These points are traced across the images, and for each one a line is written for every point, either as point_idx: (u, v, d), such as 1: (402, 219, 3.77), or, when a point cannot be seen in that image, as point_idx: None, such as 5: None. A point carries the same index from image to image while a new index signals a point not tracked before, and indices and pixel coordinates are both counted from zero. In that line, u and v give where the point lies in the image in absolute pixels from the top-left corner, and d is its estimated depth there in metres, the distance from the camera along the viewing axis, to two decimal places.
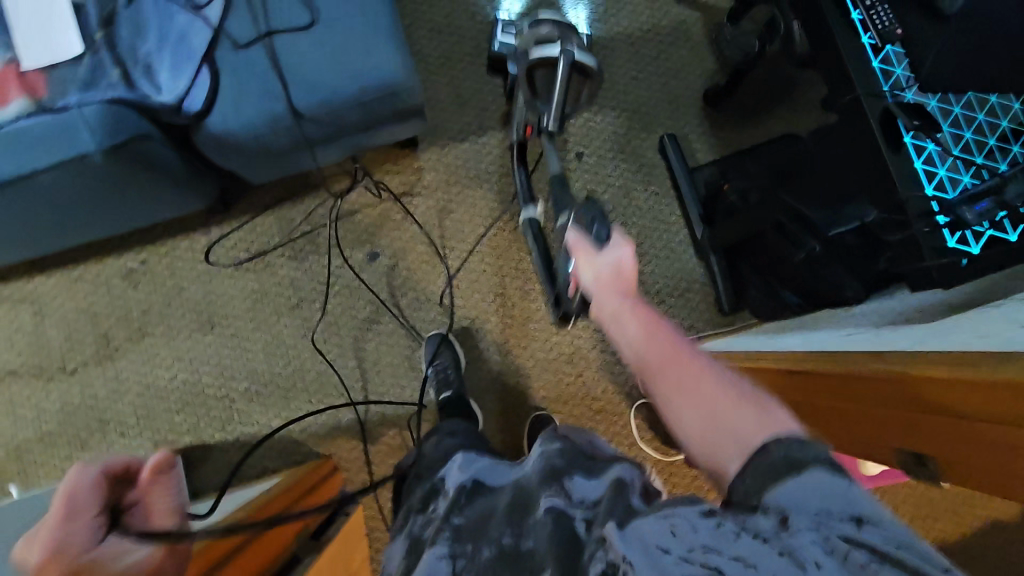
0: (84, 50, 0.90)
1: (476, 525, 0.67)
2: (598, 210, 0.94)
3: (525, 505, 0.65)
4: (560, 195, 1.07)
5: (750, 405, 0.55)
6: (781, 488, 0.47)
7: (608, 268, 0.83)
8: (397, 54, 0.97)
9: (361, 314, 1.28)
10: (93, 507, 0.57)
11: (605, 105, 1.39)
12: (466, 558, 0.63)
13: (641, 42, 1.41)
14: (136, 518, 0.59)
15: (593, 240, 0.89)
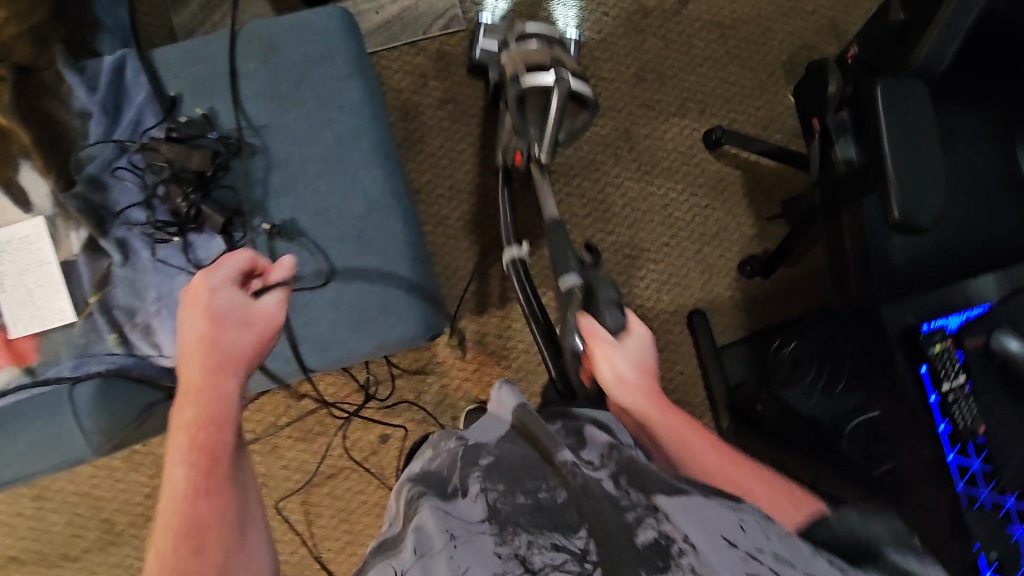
0: (77, 314, 0.83)
1: (505, 470, 0.69)
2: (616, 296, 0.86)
3: (539, 461, 0.69)
4: (558, 242, 0.93)
5: (779, 496, 0.66)
6: (676, 509, 0.58)
7: (635, 372, 0.79)
8: (417, 307, 0.88)
9: (370, 500, 1.23)
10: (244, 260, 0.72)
11: (634, 270, 1.30)
12: (497, 496, 0.65)
13: (675, 202, 1.31)
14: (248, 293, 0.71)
15: (609, 321, 0.83)
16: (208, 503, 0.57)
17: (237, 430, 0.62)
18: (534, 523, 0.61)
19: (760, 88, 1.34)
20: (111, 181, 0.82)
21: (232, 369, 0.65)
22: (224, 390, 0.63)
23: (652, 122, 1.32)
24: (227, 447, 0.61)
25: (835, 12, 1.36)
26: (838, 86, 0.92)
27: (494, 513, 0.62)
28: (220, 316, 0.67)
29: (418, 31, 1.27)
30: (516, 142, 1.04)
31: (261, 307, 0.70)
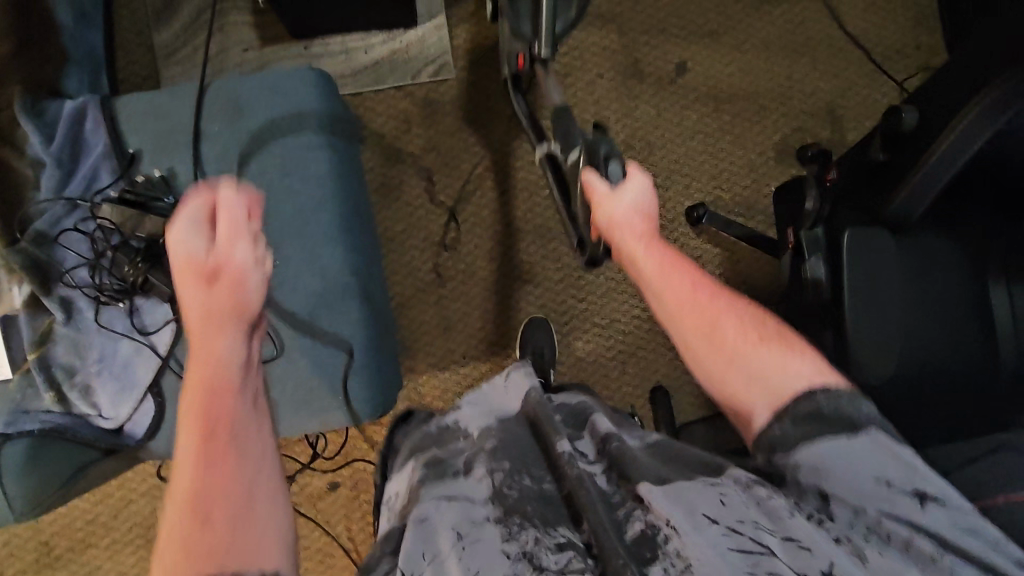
0: (15, 371, 0.80)
1: (512, 451, 0.71)
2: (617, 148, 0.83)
3: (540, 457, 0.71)
4: (569, 137, 0.97)
5: (783, 355, 0.67)
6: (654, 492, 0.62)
7: (632, 214, 0.81)
8: (366, 387, 0.86)
9: (312, 547, 1.23)
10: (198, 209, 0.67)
11: (601, 339, 1.29)
12: (505, 478, 0.68)
13: None
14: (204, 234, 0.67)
15: (607, 172, 0.80)
16: (203, 471, 0.55)
17: (234, 398, 0.61)
18: (541, 518, 0.64)
19: (748, 167, 1.32)
20: (58, 236, 0.80)
21: (225, 328, 0.63)
22: (211, 339, 0.62)
23: None
24: (228, 409, 0.59)
25: (833, 97, 1.34)
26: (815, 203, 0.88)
27: (497, 497, 0.66)
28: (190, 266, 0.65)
29: (406, 75, 1.24)
30: (514, 44, 1.07)
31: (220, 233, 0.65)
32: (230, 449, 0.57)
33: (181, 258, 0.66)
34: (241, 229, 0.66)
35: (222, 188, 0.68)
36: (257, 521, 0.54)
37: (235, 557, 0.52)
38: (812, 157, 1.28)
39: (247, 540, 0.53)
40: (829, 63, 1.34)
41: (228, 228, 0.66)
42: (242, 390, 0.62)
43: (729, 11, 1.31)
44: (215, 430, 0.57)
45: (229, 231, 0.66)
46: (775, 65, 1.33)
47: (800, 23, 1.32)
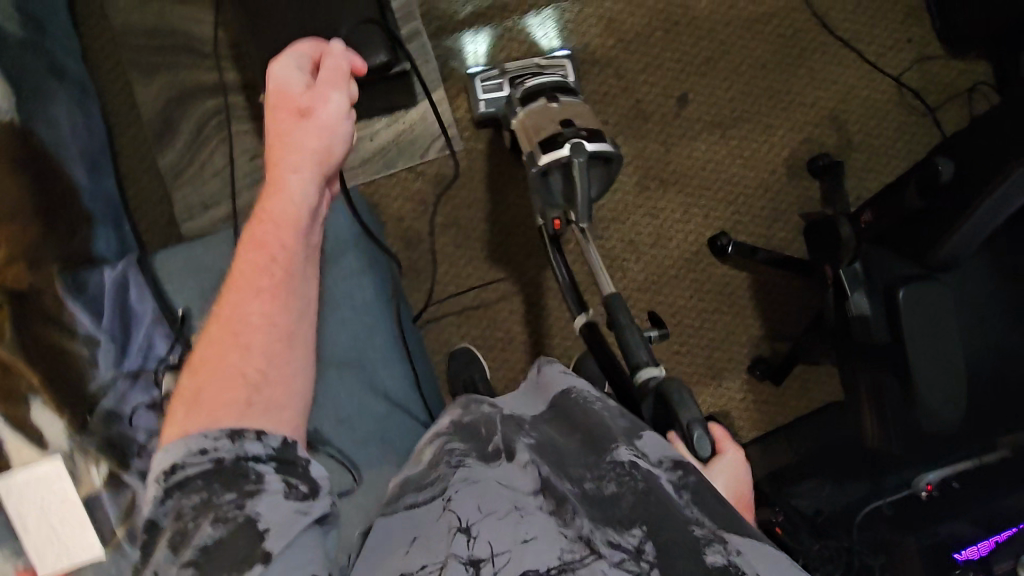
0: (105, 548, 0.78)
1: (551, 452, 0.70)
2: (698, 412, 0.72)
3: (595, 444, 0.68)
4: (625, 331, 0.78)
5: None
6: (741, 539, 0.60)
7: (731, 500, 0.73)
8: None
9: None
10: (296, 63, 0.72)
11: None
12: (553, 475, 0.66)
13: (683, 307, 1.31)
14: (298, 76, 0.71)
15: (698, 450, 0.71)
16: (259, 319, 0.65)
17: (297, 233, 0.70)
18: (602, 519, 0.62)
19: (763, 186, 1.33)
20: (129, 412, 0.80)
21: (302, 168, 0.70)
22: (293, 150, 0.70)
23: (657, 229, 1.31)
24: (280, 239, 0.69)
25: (835, 104, 1.35)
26: (853, 230, 0.91)
27: (547, 485, 0.65)
28: (288, 121, 0.70)
29: (416, 154, 1.23)
30: (545, 217, 0.92)
31: (318, 107, 0.70)
32: (286, 300, 0.67)
33: (277, 87, 0.71)
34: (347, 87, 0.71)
35: (335, 42, 0.73)
36: (284, 379, 0.64)
37: (260, 405, 0.61)
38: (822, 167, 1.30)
39: (279, 381, 0.64)
40: (825, 70, 1.35)
41: (330, 78, 0.71)
42: (303, 280, 0.70)
43: (720, 36, 1.32)
44: (271, 285, 0.67)
45: (330, 80, 0.71)
46: (774, 81, 1.33)
47: (790, 35, 1.34)
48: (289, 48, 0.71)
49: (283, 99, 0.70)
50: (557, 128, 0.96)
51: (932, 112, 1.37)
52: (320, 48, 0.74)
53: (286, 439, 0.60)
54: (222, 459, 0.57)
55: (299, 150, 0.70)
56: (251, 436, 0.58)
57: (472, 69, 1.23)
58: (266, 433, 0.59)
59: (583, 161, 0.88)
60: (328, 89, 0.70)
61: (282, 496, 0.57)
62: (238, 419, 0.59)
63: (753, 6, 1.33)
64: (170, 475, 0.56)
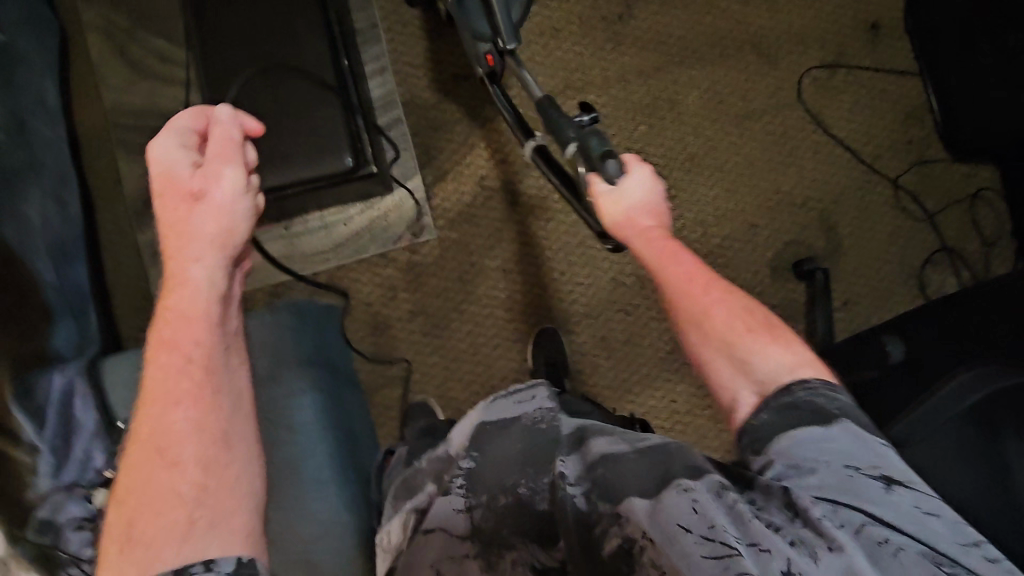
0: None
1: (490, 473, 0.68)
2: (610, 142, 0.75)
3: (537, 460, 0.68)
4: (548, 115, 0.82)
5: (775, 347, 0.67)
6: (627, 501, 0.58)
7: (640, 213, 0.78)
8: None
9: None
10: (180, 140, 0.66)
11: None
12: (481, 507, 0.66)
13: (652, 409, 1.27)
14: (187, 155, 0.66)
15: (607, 170, 0.73)
16: (185, 429, 0.54)
17: (214, 328, 0.61)
18: (517, 534, 0.64)
19: (744, 287, 1.28)
20: (60, 523, 0.81)
21: (204, 254, 0.62)
22: (190, 237, 0.63)
23: (630, 327, 1.27)
24: (193, 333, 0.59)
25: (826, 205, 1.30)
26: None
27: (476, 531, 0.65)
28: (182, 204, 0.64)
29: (388, 242, 1.23)
30: (481, 42, 0.92)
31: (207, 185, 0.64)
32: (214, 403, 0.56)
33: (163, 176, 0.65)
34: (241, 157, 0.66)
35: (219, 107, 0.68)
36: (229, 479, 0.54)
37: (204, 526, 0.50)
38: (809, 273, 1.24)
39: (223, 505, 0.52)
40: (816, 171, 1.30)
41: (218, 151, 0.65)
42: (231, 372, 0.60)
43: (707, 132, 1.29)
44: (192, 388, 0.57)
45: (219, 154, 0.65)
46: (761, 180, 1.29)
47: (782, 133, 1.30)
48: (170, 125, 0.66)
49: (173, 177, 0.65)
50: None
51: (930, 218, 1.31)
52: (203, 119, 0.69)
53: (242, 559, 0.49)
54: None
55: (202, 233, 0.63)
56: (198, 566, 0.48)
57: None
58: (216, 559, 0.49)
59: None
60: (220, 163, 0.64)
61: None
62: (176, 554, 0.48)
63: (743, 104, 1.30)
64: None
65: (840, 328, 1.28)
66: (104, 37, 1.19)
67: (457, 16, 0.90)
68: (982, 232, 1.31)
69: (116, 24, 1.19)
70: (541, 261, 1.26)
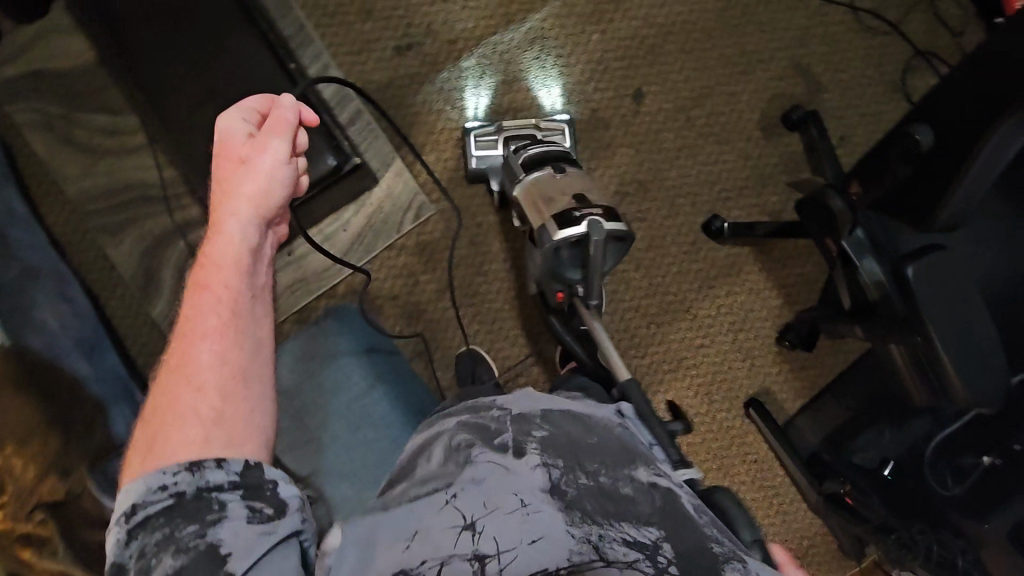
0: None
1: (570, 440, 0.65)
2: (750, 525, 0.66)
3: (621, 454, 0.65)
4: (640, 406, 0.77)
5: None
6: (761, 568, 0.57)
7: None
8: None
9: None
10: (241, 114, 0.71)
11: (679, 376, 1.27)
12: (563, 472, 0.61)
13: (694, 301, 1.28)
14: (243, 125, 0.71)
15: (755, 557, 0.64)
16: (212, 355, 0.60)
17: (244, 277, 0.66)
18: (601, 513, 0.58)
19: (743, 156, 1.28)
20: None
21: (244, 211, 0.68)
22: (233, 194, 0.69)
23: (648, 233, 1.27)
24: (225, 276, 0.65)
25: (794, 50, 1.29)
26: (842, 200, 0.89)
27: (557, 488, 0.59)
28: (231, 165, 0.70)
29: (392, 233, 1.22)
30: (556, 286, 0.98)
31: (259, 154, 0.69)
32: (238, 339, 0.62)
33: (221, 137, 0.71)
34: (291, 137, 0.71)
35: (285, 93, 0.72)
36: (245, 404, 0.59)
37: (219, 442, 0.55)
38: (800, 120, 1.24)
39: (236, 423, 0.58)
40: (774, 20, 1.29)
41: (275, 125, 0.71)
42: (256, 319, 0.65)
43: (658, 19, 1.27)
44: (219, 323, 0.62)
45: (274, 127, 0.70)
46: (725, 47, 1.28)
47: None
48: (241, 98, 0.71)
49: (231, 140, 0.70)
50: (569, 202, 0.94)
51: (896, 27, 1.30)
52: (272, 99, 0.74)
53: (248, 466, 0.54)
54: (181, 495, 0.51)
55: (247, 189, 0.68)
56: (211, 463, 0.53)
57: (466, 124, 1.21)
58: (227, 459, 0.54)
59: (602, 239, 0.88)
60: (273, 137, 0.70)
61: (244, 521, 0.51)
62: (191, 454, 0.54)
63: None
64: (129, 514, 0.51)
65: (844, 162, 1.29)
66: (45, 130, 1.16)
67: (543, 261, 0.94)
68: (948, 23, 1.31)
69: (52, 113, 1.16)
70: None
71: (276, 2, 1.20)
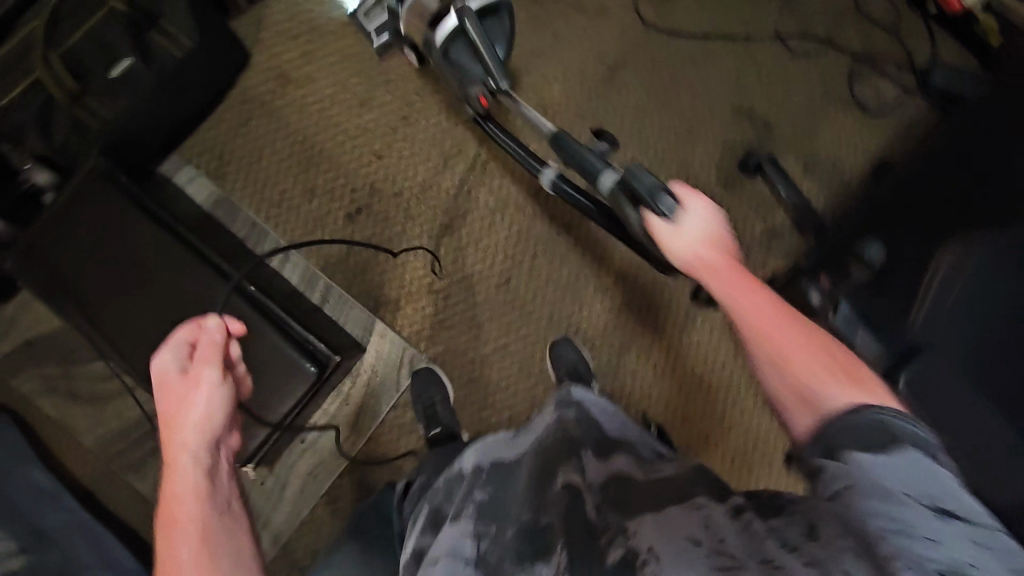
0: None
1: (501, 505, 0.71)
2: (656, 181, 0.84)
3: (541, 480, 0.71)
4: (575, 153, 0.99)
5: (831, 379, 0.55)
6: (641, 518, 0.58)
7: (700, 245, 0.78)
8: None
9: None
10: (173, 357, 0.89)
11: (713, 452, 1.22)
12: (489, 540, 0.67)
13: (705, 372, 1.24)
14: (166, 373, 0.88)
15: (663, 208, 0.82)
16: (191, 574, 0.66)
17: (200, 492, 0.76)
18: (518, 560, 0.63)
19: None
20: None
21: (189, 444, 0.80)
22: (180, 427, 0.82)
23: (641, 319, 1.23)
24: (183, 498, 0.75)
25: (733, 95, 1.26)
26: (819, 294, 0.88)
27: (481, 558, 0.66)
28: (169, 410, 0.85)
29: (392, 392, 1.22)
30: (472, 88, 1.04)
31: (202, 384, 0.86)
32: (213, 545, 0.70)
33: (161, 381, 0.88)
34: (218, 361, 0.88)
35: (207, 321, 0.92)
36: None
37: None
38: (756, 166, 1.22)
39: None
40: (704, 72, 1.27)
41: (205, 355, 0.89)
42: (222, 524, 0.73)
43: (591, 107, 1.25)
44: (190, 534, 0.70)
45: (204, 357, 0.89)
46: (664, 115, 1.26)
47: (654, 62, 1.27)
48: (168, 344, 0.89)
49: (166, 389, 0.86)
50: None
51: (829, 42, 1.27)
52: (194, 331, 0.92)
53: None
54: None
55: (188, 419, 0.83)
56: None
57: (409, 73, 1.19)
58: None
59: (476, 22, 0.98)
60: (209, 364, 0.88)
61: None
62: None
63: (605, 62, 1.26)
64: None
65: (816, 193, 1.24)
66: (49, 392, 1.21)
67: (443, 68, 1.04)
68: (882, 23, 1.27)
69: (52, 373, 1.21)
70: (526, 316, 1.23)
71: (224, 207, 1.21)
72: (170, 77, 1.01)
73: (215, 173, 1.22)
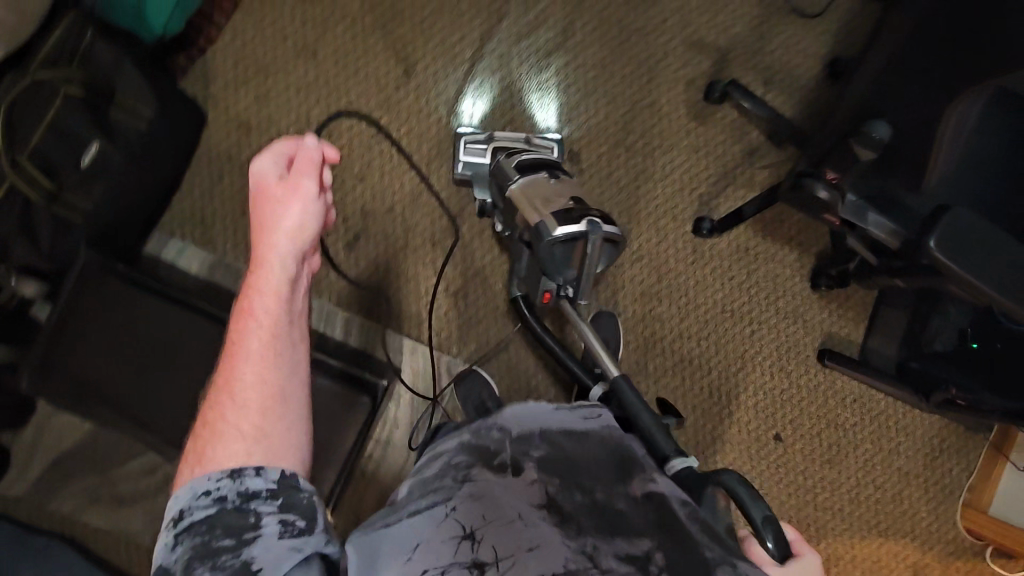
0: None
1: (565, 461, 0.70)
2: (767, 510, 0.68)
3: (617, 471, 0.70)
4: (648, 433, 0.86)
5: None
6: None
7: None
8: None
9: None
10: (274, 157, 0.71)
11: (753, 372, 1.26)
12: (556, 487, 0.66)
13: (725, 299, 1.28)
14: (269, 166, 0.70)
15: (773, 546, 0.66)
16: (253, 374, 0.64)
17: (285, 307, 0.68)
18: (600, 528, 0.62)
19: (693, 150, 1.29)
20: None
21: (294, 248, 0.69)
22: (268, 231, 0.69)
23: (652, 266, 1.27)
24: (267, 305, 0.67)
25: (681, 32, 1.30)
26: (828, 190, 0.87)
27: (552, 503, 0.64)
28: (263, 202, 0.70)
29: (439, 403, 1.20)
30: (546, 283, 1.05)
31: (296, 206, 0.69)
32: (280, 363, 0.66)
33: (257, 180, 0.70)
34: (320, 172, 0.72)
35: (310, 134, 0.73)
36: (285, 422, 0.63)
37: (263, 446, 0.61)
38: (722, 92, 1.26)
39: (282, 438, 0.62)
40: (650, 18, 1.30)
41: (307, 168, 0.71)
42: (293, 343, 0.67)
43: (552, 78, 1.27)
44: (261, 347, 0.65)
45: (302, 168, 0.71)
46: (623, 67, 1.29)
47: (599, 20, 1.29)
48: (273, 144, 0.71)
49: (264, 175, 0.70)
50: (568, 201, 1.00)
51: None
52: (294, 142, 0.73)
53: (285, 472, 0.60)
54: (223, 502, 0.57)
55: (282, 226, 0.69)
56: (252, 472, 0.59)
57: (460, 132, 1.22)
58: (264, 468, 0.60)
59: (598, 238, 0.94)
60: (309, 188, 0.70)
61: (277, 535, 0.56)
62: (230, 455, 0.59)
63: (553, 32, 1.28)
64: (177, 520, 0.56)
65: (781, 103, 1.29)
66: (95, 506, 1.15)
67: (535, 242, 0.98)
68: None
69: (93, 485, 1.16)
70: None
71: (221, 269, 1.18)
72: (138, 146, 1.00)
73: (203, 240, 1.19)
